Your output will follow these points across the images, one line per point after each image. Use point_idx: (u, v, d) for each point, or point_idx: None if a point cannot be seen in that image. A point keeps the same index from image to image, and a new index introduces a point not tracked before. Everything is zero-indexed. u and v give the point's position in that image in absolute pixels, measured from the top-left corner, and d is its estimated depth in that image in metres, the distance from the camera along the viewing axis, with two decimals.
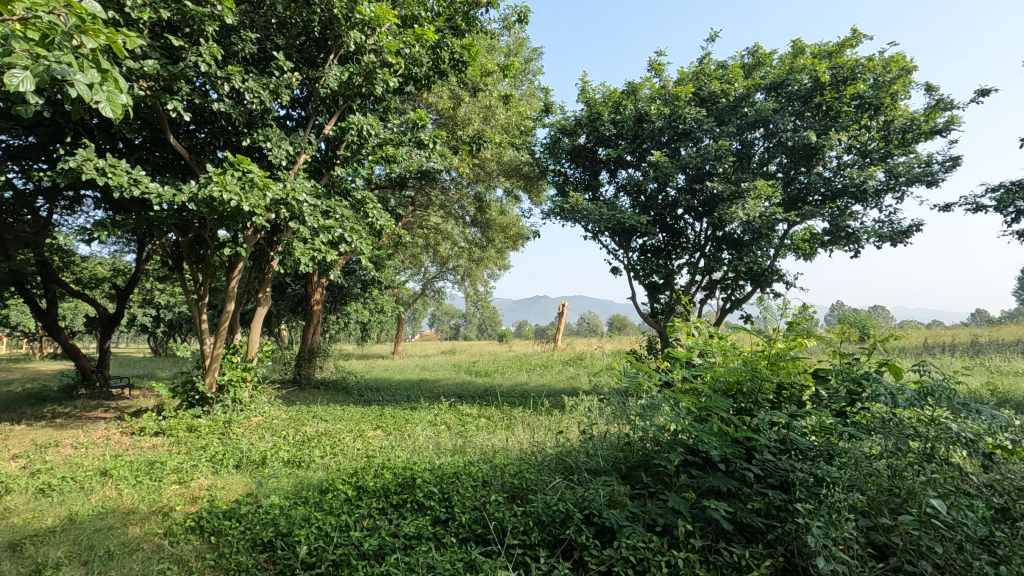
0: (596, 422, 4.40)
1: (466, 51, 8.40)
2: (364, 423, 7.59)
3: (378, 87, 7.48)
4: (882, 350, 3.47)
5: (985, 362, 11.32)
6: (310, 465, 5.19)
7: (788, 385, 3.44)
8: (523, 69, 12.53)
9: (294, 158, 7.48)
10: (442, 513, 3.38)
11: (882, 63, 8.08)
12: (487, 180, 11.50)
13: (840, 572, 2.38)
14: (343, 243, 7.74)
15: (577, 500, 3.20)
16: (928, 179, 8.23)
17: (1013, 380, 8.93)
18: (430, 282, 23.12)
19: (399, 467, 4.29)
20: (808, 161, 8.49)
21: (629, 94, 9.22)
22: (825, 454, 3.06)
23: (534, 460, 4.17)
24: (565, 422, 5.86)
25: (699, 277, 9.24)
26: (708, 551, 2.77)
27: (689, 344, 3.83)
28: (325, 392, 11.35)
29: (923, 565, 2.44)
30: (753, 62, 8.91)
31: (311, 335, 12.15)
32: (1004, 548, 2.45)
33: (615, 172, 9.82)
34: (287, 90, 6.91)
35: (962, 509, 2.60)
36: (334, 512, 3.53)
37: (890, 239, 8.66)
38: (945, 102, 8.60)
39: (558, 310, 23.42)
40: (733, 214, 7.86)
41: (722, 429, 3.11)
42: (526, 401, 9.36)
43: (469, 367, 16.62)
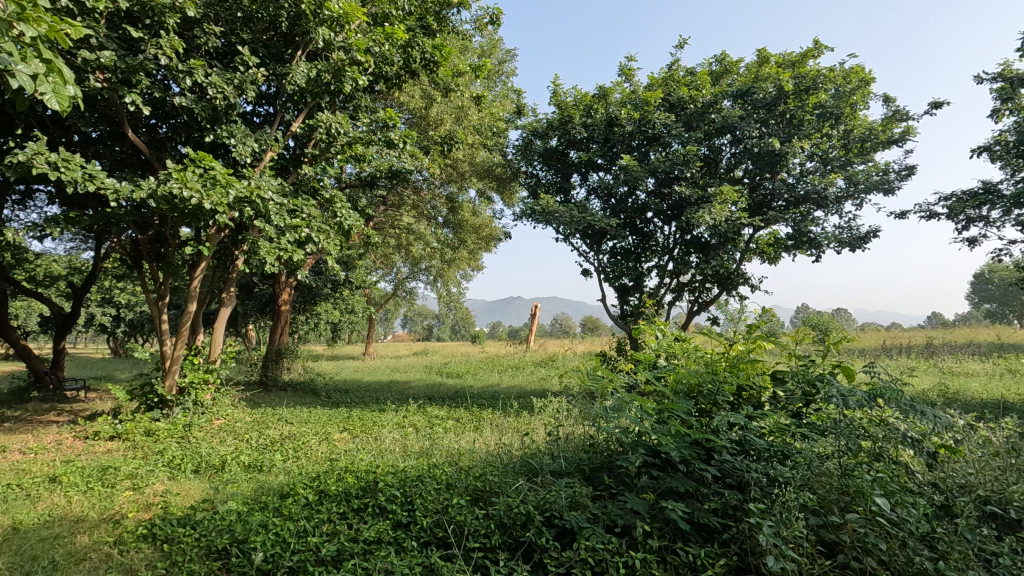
0: (561, 423, 4.42)
1: (437, 51, 8.37)
2: (330, 426, 7.47)
3: (347, 85, 7.39)
4: (836, 352, 3.58)
5: (939, 363, 11.75)
6: (272, 469, 5.08)
7: (746, 386, 3.52)
8: (496, 71, 12.56)
9: (260, 155, 7.32)
10: (403, 517, 3.35)
11: (842, 75, 8.36)
12: (460, 181, 11.46)
13: (789, 571, 2.44)
14: (310, 242, 7.60)
15: (538, 502, 3.22)
16: (886, 187, 8.54)
17: (964, 381, 9.30)
18: (402, 282, 22.95)
19: (362, 471, 4.24)
20: (772, 168, 8.67)
21: (600, 98, 9.31)
22: (780, 454, 3.14)
23: (499, 463, 4.16)
24: (534, 424, 5.86)
25: (668, 280, 9.36)
26: (665, 551, 2.81)
27: (653, 346, 3.88)
28: (292, 394, 11.12)
29: (868, 563, 2.53)
30: (720, 70, 9.10)
31: (278, 336, 11.91)
32: (943, 544, 2.57)
33: (586, 175, 9.89)
34: (253, 86, 6.75)
35: (906, 506, 2.71)
36: (293, 518, 3.46)
37: (850, 244, 8.94)
38: (902, 113, 8.93)
39: (532, 312, 23.47)
40: (701, 219, 7.98)
41: (681, 430, 3.15)
42: (496, 402, 9.35)
43: (441, 368, 16.51)
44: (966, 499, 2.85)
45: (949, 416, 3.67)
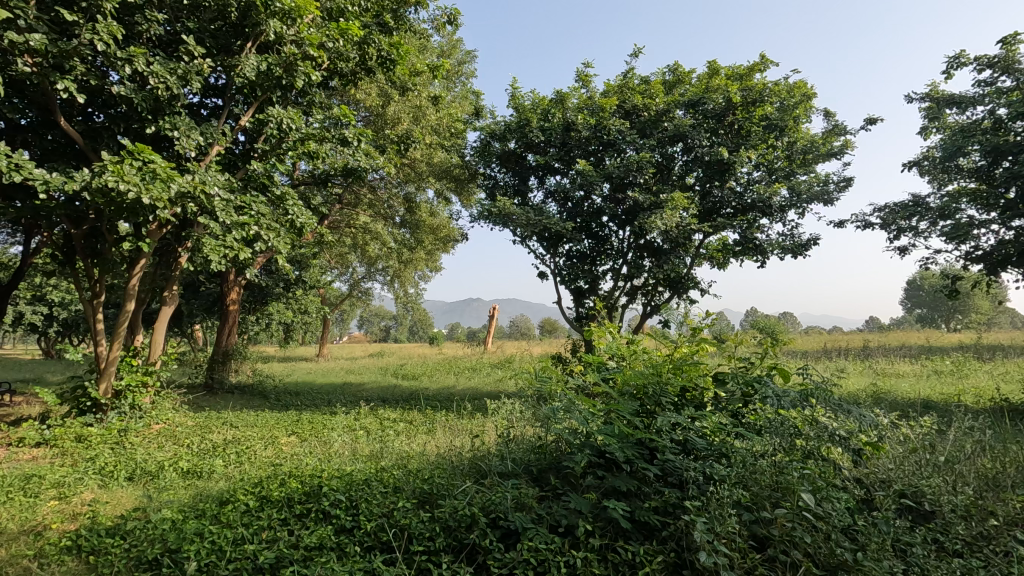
0: (512, 423, 4.44)
1: (393, 49, 8.31)
2: (277, 430, 7.24)
3: (299, 80, 7.20)
4: (773, 355, 3.74)
5: (873, 365, 12.42)
6: (212, 476, 4.88)
7: (690, 387, 3.62)
8: (456, 71, 12.55)
9: (206, 150, 7.05)
10: (347, 522, 3.29)
11: (786, 89, 8.71)
12: (417, 181, 11.37)
13: (721, 565, 2.54)
14: (259, 241, 7.36)
15: (484, 505, 3.22)
16: (825, 198, 8.99)
17: (895, 382, 9.84)
18: (358, 282, 22.57)
19: (308, 475, 4.13)
20: (721, 176, 8.98)
21: (557, 103, 9.42)
22: (717, 453, 3.24)
23: (448, 465, 4.14)
24: (486, 425, 5.86)
25: (622, 283, 9.53)
26: (606, 550, 2.85)
27: (603, 348, 3.94)
28: (239, 397, 10.73)
29: (796, 555, 2.66)
30: (673, 79, 9.34)
31: (225, 336, 11.49)
32: (863, 536, 2.73)
33: (544, 179, 9.97)
34: (198, 77, 6.49)
35: (831, 501, 2.87)
36: (231, 525, 3.35)
37: (792, 251, 9.33)
38: (841, 128, 9.42)
39: (490, 313, 23.47)
40: (653, 224, 8.16)
41: (625, 430, 3.23)
42: (449, 404, 9.29)
43: (396, 369, 16.27)
44: (885, 493, 3.04)
45: (874, 415, 3.90)
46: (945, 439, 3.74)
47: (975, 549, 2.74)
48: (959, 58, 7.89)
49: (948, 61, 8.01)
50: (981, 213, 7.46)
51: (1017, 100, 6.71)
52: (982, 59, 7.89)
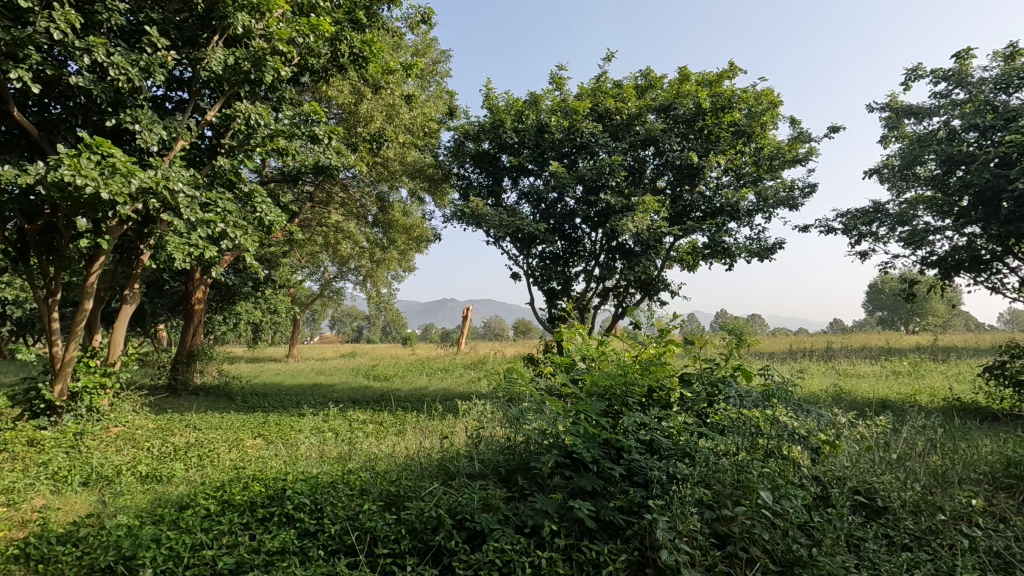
0: (481, 424, 4.43)
1: (366, 46, 8.24)
2: (242, 432, 7.10)
3: (268, 76, 7.06)
4: (737, 357, 3.82)
5: (835, 365, 12.82)
6: (172, 480, 4.74)
7: (656, 388, 3.67)
8: (431, 70, 12.50)
9: (170, 144, 6.86)
10: (311, 525, 3.24)
11: (754, 96, 8.91)
12: (390, 180, 11.28)
13: (682, 562, 2.59)
14: (225, 238, 7.19)
15: (450, 506, 3.21)
16: (790, 203, 9.24)
17: (855, 382, 10.18)
18: (329, 282, 22.28)
19: (271, 478, 4.05)
20: (691, 181, 9.15)
21: (530, 104, 9.45)
22: (681, 453, 3.29)
23: (416, 467, 4.10)
24: (457, 426, 5.84)
25: (593, 285, 9.61)
26: (571, 550, 2.88)
27: (572, 349, 3.95)
28: (204, 399, 10.46)
29: (754, 552, 2.74)
30: (645, 84, 9.47)
31: (190, 336, 11.18)
32: (818, 532, 2.83)
33: (517, 180, 9.99)
34: (162, 69, 6.30)
35: (789, 499, 2.95)
36: (190, 530, 3.26)
37: (759, 255, 9.55)
38: (806, 136, 9.68)
39: (464, 314, 23.40)
40: (625, 227, 8.25)
41: (591, 431, 3.26)
42: (420, 405, 9.23)
43: (368, 370, 16.09)
44: (840, 490, 3.14)
45: (832, 414, 4.02)
46: (899, 437, 3.88)
47: (924, 543, 2.86)
48: (916, 70, 8.20)
49: (906, 73, 8.32)
50: (937, 220, 7.77)
51: (969, 113, 7.03)
52: (938, 72, 8.21)
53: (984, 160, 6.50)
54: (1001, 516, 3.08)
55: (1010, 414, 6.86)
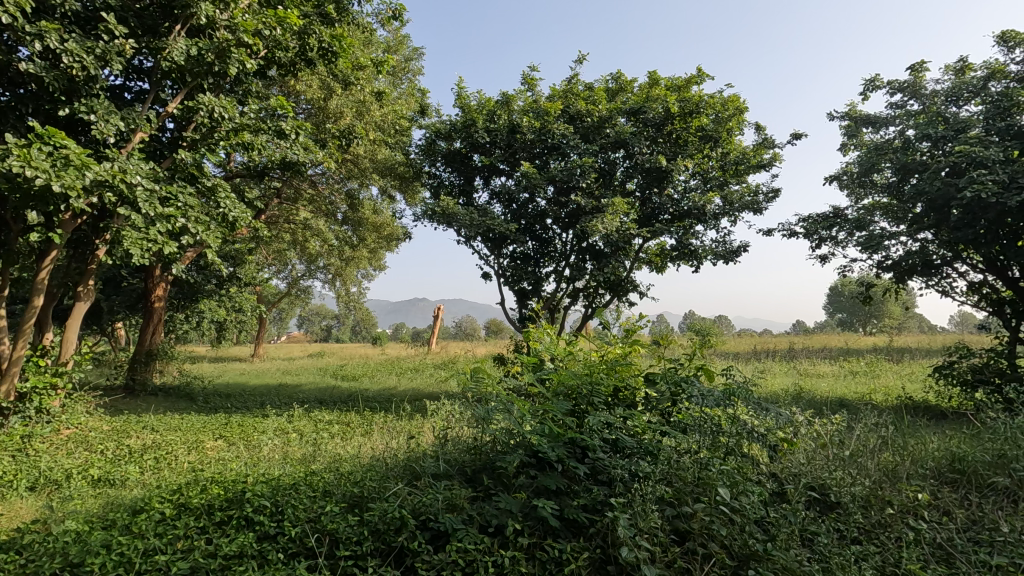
0: (448, 425, 4.40)
1: (335, 41, 8.12)
2: (203, 433, 6.89)
3: (233, 68, 6.88)
4: (700, 357, 3.89)
5: (797, 365, 13.20)
6: (126, 484, 4.57)
7: (621, 388, 3.71)
8: (403, 68, 12.40)
9: (128, 136, 6.62)
10: (271, 528, 3.17)
11: (721, 102, 9.09)
12: (360, 177, 11.13)
13: (642, 559, 2.63)
14: (186, 234, 6.98)
15: (414, 507, 3.19)
16: (755, 207, 9.47)
17: (814, 382, 10.51)
18: (297, 281, 21.89)
19: (231, 480, 3.94)
20: (659, 183, 9.27)
21: (502, 104, 9.45)
22: (644, 452, 3.34)
23: (381, 467, 4.06)
24: (424, 426, 5.81)
25: (564, 285, 9.67)
26: (534, 548, 2.89)
27: (539, 349, 3.97)
28: (163, 399, 10.13)
29: (712, 547, 2.80)
30: (616, 87, 9.57)
31: (149, 335, 10.82)
32: (774, 527, 2.91)
33: (489, 180, 9.98)
34: (120, 58, 6.06)
35: (746, 495, 3.03)
36: (143, 535, 3.15)
37: (724, 257, 9.76)
38: (770, 142, 9.94)
39: (435, 314, 23.26)
40: (595, 228, 8.31)
41: (556, 430, 3.28)
42: (388, 406, 9.13)
43: (337, 370, 15.85)
44: (795, 487, 3.24)
45: (791, 413, 4.14)
46: (853, 434, 4.02)
47: (873, 536, 2.98)
48: (874, 81, 8.50)
49: (865, 84, 8.61)
50: (892, 226, 8.08)
51: (923, 123, 7.32)
52: (894, 83, 8.54)
53: (936, 169, 6.79)
54: (945, 509, 3.23)
55: (957, 411, 7.18)
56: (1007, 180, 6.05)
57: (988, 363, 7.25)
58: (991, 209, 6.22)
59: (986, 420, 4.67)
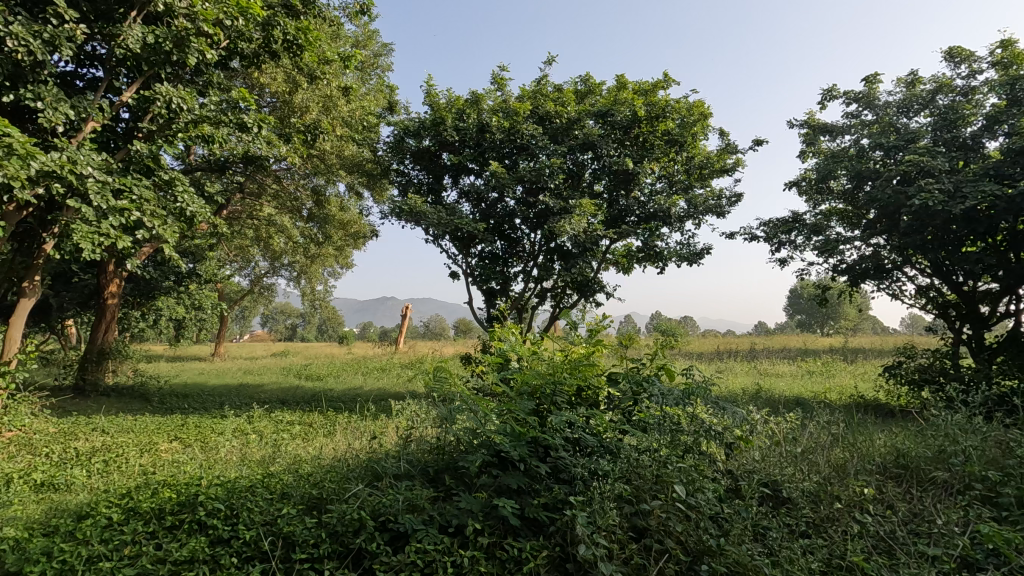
0: (412, 425, 4.36)
1: (301, 34, 7.96)
2: (157, 435, 6.65)
3: (192, 58, 6.64)
4: (661, 356, 3.97)
5: (757, 365, 13.57)
6: (71, 489, 4.38)
7: (585, 387, 3.75)
8: (371, 64, 12.24)
9: (79, 125, 6.34)
10: (224, 532, 3.08)
11: (686, 107, 9.26)
12: (327, 174, 10.94)
13: (599, 556, 2.67)
14: (141, 228, 6.72)
15: (374, 508, 3.15)
16: (718, 211, 9.71)
17: (774, 381, 10.82)
18: (260, 278, 21.33)
19: (184, 483, 3.81)
20: (626, 186, 9.45)
21: (472, 103, 9.42)
22: (605, 451, 3.38)
23: (342, 468, 3.99)
24: (388, 426, 5.75)
25: (532, 285, 9.70)
26: (494, 548, 2.90)
27: (503, 349, 3.97)
28: (116, 400, 9.73)
29: (668, 543, 2.87)
30: (585, 90, 9.66)
31: (102, 333, 10.37)
32: (727, 522, 2.99)
33: (458, 179, 9.94)
34: (70, 44, 5.80)
35: (702, 491, 3.10)
36: (88, 541, 3.03)
37: (689, 259, 9.95)
38: (733, 147, 10.19)
39: (403, 313, 23.02)
40: (563, 229, 8.36)
41: (518, 430, 3.28)
42: (352, 406, 8.99)
43: (301, 370, 15.50)
44: (749, 483, 3.33)
45: (748, 411, 4.25)
46: (806, 432, 4.15)
47: (821, 530, 3.10)
48: (831, 91, 8.80)
49: (823, 93, 8.91)
50: (847, 231, 8.39)
51: (876, 132, 7.62)
52: (850, 93, 8.86)
53: (888, 177, 7.06)
54: (889, 503, 3.37)
55: (905, 410, 7.52)
56: (953, 189, 6.34)
57: (933, 363, 7.60)
58: (937, 216, 6.51)
59: (930, 417, 4.90)
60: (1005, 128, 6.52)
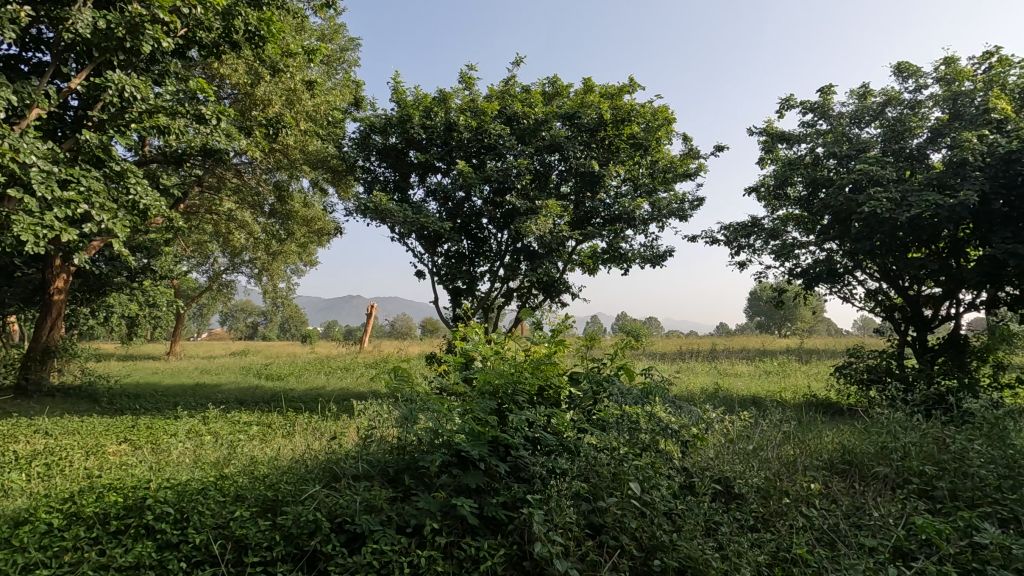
0: (373, 425, 4.31)
1: (263, 25, 7.77)
2: (104, 437, 6.37)
3: (147, 45, 6.39)
4: (621, 356, 4.05)
5: (717, 365, 13.93)
6: (9, 494, 4.16)
7: (546, 386, 3.78)
8: (337, 58, 12.04)
9: (23, 112, 6.02)
10: (173, 536, 2.99)
11: (651, 112, 9.43)
12: (290, 169, 10.69)
13: (555, 554, 2.70)
14: (90, 221, 6.43)
15: (331, 509, 3.10)
16: (680, 215, 9.93)
17: (732, 380, 11.12)
18: (219, 275, 20.70)
19: (131, 486, 3.67)
20: (592, 188, 9.55)
21: (440, 102, 9.37)
22: (564, 449, 3.42)
23: (299, 470, 3.92)
24: (349, 426, 5.66)
25: (498, 284, 9.71)
26: (452, 547, 2.90)
27: (465, 348, 3.96)
28: (61, 401, 9.28)
29: (623, 539, 2.93)
30: (552, 92, 9.73)
31: (47, 331, 9.87)
32: (680, 517, 3.07)
33: (424, 177, 9.87)
34: (13, 25, 5.50)
35: (657, 488, 3.17)
36: (23, 548, 2.89)
37: (652, 261, 10.14)
38: (695, 153, 10.42)
39: (369, 312, 22.69)
40: (529, 229, 8.40)
41: (478, 430, 3.28)
42: (313, 406, 8.80)
43: (261, 369, 15.09)
44: (703, 479, 3.43)
45: (704, 410, 4.37)
46: (759, 430, 4.29)
47: (769, 523, 3.21)
48: (788, 100, 9.10)
49: (781, 103, 9.20)
50: (802, 236, 8.71)
51: (830, 142, 7.93)
52: (806, 103, 9.18)
53: (841, 184, 7.34)
54: (833, 497, 3.53)
55: (853, 408, 7.85)
56: (900, 197, 6.65)
57: (879, 363, 7.96)
58: (885, 223, 6.82)
59: (875, 415, 5.13)
60: (948, 141, 6.88)
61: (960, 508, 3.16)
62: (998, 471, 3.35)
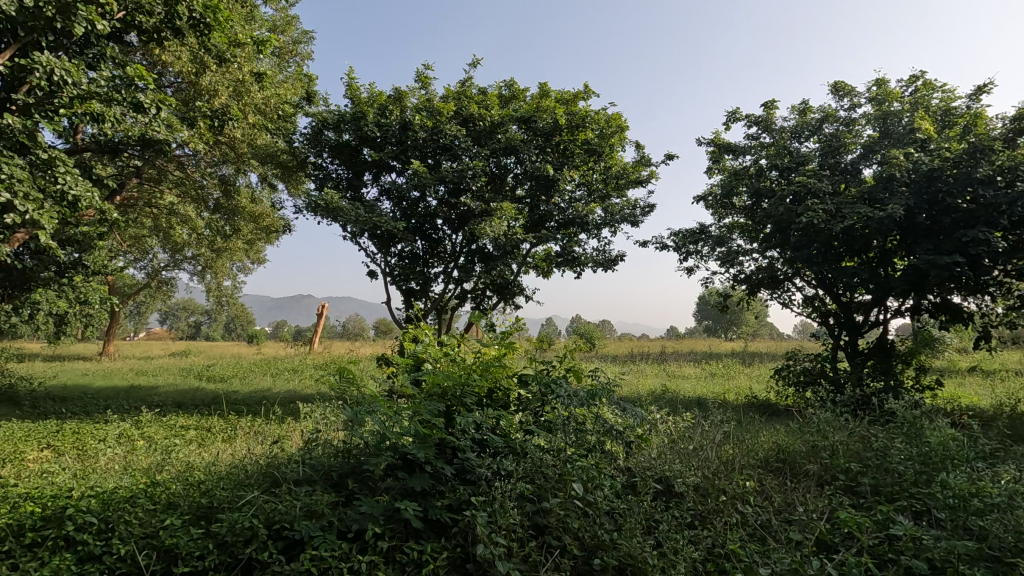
0: (318, 429, 4.19)
1: (210, 12, 7.45)
2: (24, 443, 5.95)
3: (80, 27, 6.02)
4: (570, 358, 4.07)
5: (666, 367, 14.31)
6: None
7: (495, 389, 3.74)
8: (289, 50, 11.71)
9: None
10: (96, 548, 2.83)
11: (605, 119, 9.61)
12: (237, 163, 10.31)
13: (497, 555, 2.71)
14: (12, 211, 6.00)
15: (268, 515, 3.00)
16: (631, 220, 10.16)
17: (679, 382, 11.45)
18: (158, 271, 19.73)
19: (51, 495, 3.44)
20: (546, 191, 9.64)
21: (395, 100, 9.24)
22: (510, 451, 3.43)
23: (237, 475, 3.77)
24: (293, 430, 5.49)
25: (452, 285, 9.66)
26: (394, 551, 2.87)
27: (414, 350, 3.90)
28: None
29: (565, 539, 2.98)
30: (509, 95, 9.77)
31: None
32: (621, 516, 3.14)
33: (378, 176, 9.70)
34: None
35: (600, 489, 3.23)
36: None
37: (604, 265, 10.32)
38: (646, 160, 10.69)
39: (319, 312, 22.14)
40: (483, 231, 8.41)
41: (424, 432, 3.23)
42: (257, 409, 8.49)
43: (203, 370, 14.45)
44: (644, 479, 3.52)
45: (649, 411, 4.48)
46: (701, 431, 4.44)
47: (706, 520, 3.33)
48: (735, 113, 9.46)
49: (727, 115, 9.55)
50: (746, 243, 9.07)
51: (772, 154, 8.29)
52: (751, 117, 9.57)
53: (782, 195, 7.68)
54: (767, 494, 3.69)
55: (790, 409, 8.23)
56: (834, 209, 7.03)
57: (814, 366, 8.39)
58: (821, 233, 7.19)
59: (808, 415, 5.40)
60: (878, 157, 7.32)
61: (880, 503, 3.37)
62: (914, 466, 3.59)
